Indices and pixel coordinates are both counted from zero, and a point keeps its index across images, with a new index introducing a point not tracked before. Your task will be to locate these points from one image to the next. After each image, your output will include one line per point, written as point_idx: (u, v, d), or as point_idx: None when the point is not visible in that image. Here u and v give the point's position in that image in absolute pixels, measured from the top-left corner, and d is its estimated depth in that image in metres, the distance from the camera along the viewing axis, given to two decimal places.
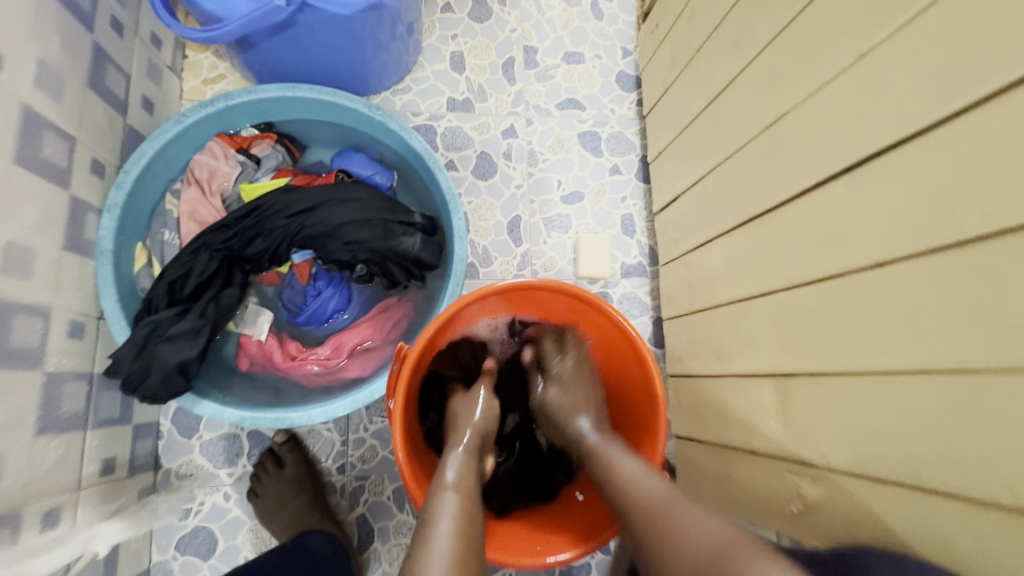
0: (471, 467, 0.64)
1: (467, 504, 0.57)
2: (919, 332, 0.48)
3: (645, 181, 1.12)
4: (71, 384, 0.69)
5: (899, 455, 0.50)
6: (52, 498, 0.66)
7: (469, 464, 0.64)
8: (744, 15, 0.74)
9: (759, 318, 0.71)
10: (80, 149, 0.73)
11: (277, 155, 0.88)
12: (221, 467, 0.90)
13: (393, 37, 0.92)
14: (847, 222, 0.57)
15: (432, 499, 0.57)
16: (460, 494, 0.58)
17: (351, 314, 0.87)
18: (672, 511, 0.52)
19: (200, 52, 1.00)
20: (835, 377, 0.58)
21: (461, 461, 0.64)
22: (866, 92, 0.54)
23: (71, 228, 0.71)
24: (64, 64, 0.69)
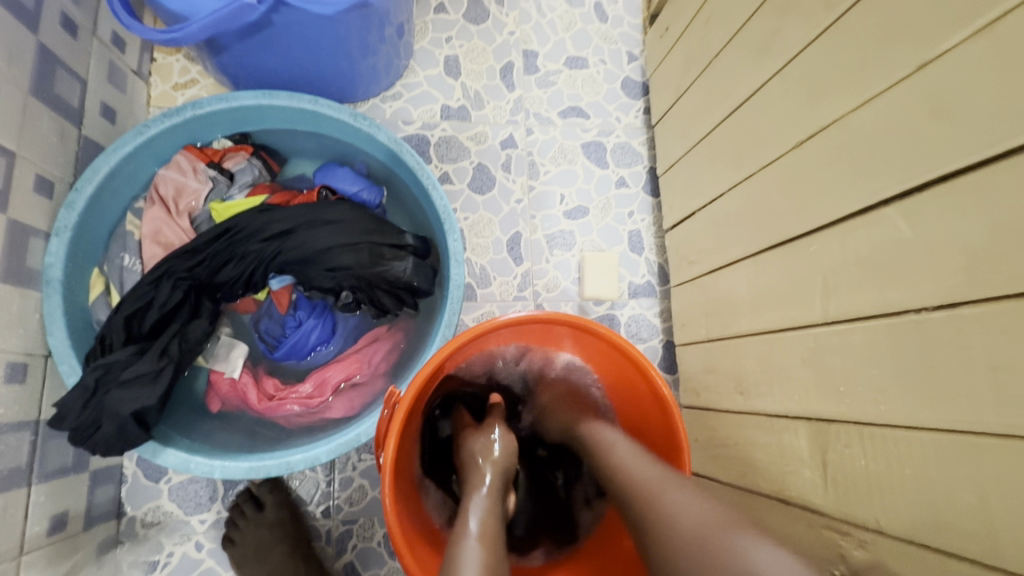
0: (493, 508, 0.56)
1: (492, 551, 0.49)
2: (1000, 390, 0.41)
3: (653, 195, 1.05)
4: (9, 436, 0.60)
5: (975, 532, 0.43)
6: None
7: (492, 505, 0.56)
8: (772, 18, 0.67)
9: (791, 354, 0.64)
10: (23, 165, 0.64)
11: (253, 169, 0.80)
12: (192, 514, 0.81)
13: (381, 39, 0.84)
14: (903, 254, 0.49)
15: (451, 547, 0.49)
16: (483, 539, 0.50)
17: (337, 347, 0.78)
18: (666, 496, 0.50)
19: (170, 54, 0.91)
20: (888, 430, 0.51)
21: (480, 503, 0.56)
22: (928, 107, 0.47)
23: (11, 255, 0.62)
24: (0, 68, 0.60)
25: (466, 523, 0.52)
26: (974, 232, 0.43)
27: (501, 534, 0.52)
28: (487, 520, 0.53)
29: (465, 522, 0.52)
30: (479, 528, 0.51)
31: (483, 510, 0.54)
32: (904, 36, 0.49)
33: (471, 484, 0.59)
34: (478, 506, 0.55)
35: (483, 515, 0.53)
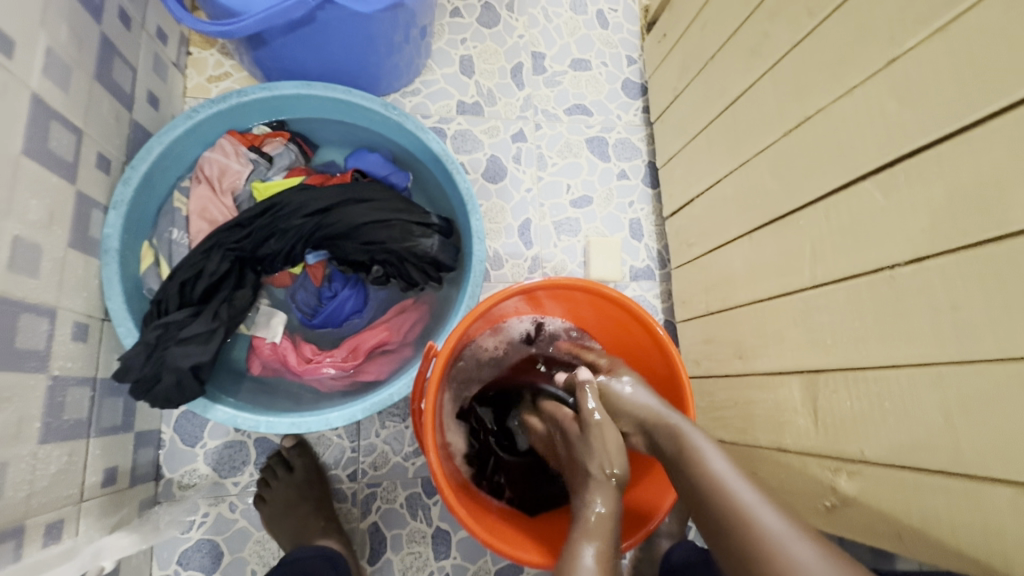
0: (612, 531, 0.56)
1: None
2: (959, 325, 0.50)
3: (652, 186, 1.13)
4: (74, 390, 0.65)
5: (943, 446, 0.52)
6: (54, 511, 0.61)
7: (611, 530, 0.55)
8: (762, 23, 0.76)
9: (783, 317, 0.72)
10: (87, 142, 0.69)
11: (290, 154, 0.86)
12: (226, 476, 0.86)
13: (406, 39, 0.91)
14: (878, 220, 0.58)
15: (572, 559, 0.53)
16: (600, 565, 0.52)
17: (368, 315, 0.85)
18: (786, 546, 0.44)
19: (205, 49, 0.98)
20: (867, 373, 0.59)
21: (600, 534, 0.55)
22: (896, 95, 0.56)
23: (77, 224, 0.67)
24: (72, 53, 0.66)
25: (586, 542, 0.54)
26: (935, 195, 0.52)
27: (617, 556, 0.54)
28: (605, 545, 0.54)
29: (580, 546, 0.54)
30: (597, 553, 0.53)
31: (603, 538, 0.55)
32: (876, 36, 0.59)
33: (586, 494, 0.59)
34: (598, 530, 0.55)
35: (604, 545, 0.54)
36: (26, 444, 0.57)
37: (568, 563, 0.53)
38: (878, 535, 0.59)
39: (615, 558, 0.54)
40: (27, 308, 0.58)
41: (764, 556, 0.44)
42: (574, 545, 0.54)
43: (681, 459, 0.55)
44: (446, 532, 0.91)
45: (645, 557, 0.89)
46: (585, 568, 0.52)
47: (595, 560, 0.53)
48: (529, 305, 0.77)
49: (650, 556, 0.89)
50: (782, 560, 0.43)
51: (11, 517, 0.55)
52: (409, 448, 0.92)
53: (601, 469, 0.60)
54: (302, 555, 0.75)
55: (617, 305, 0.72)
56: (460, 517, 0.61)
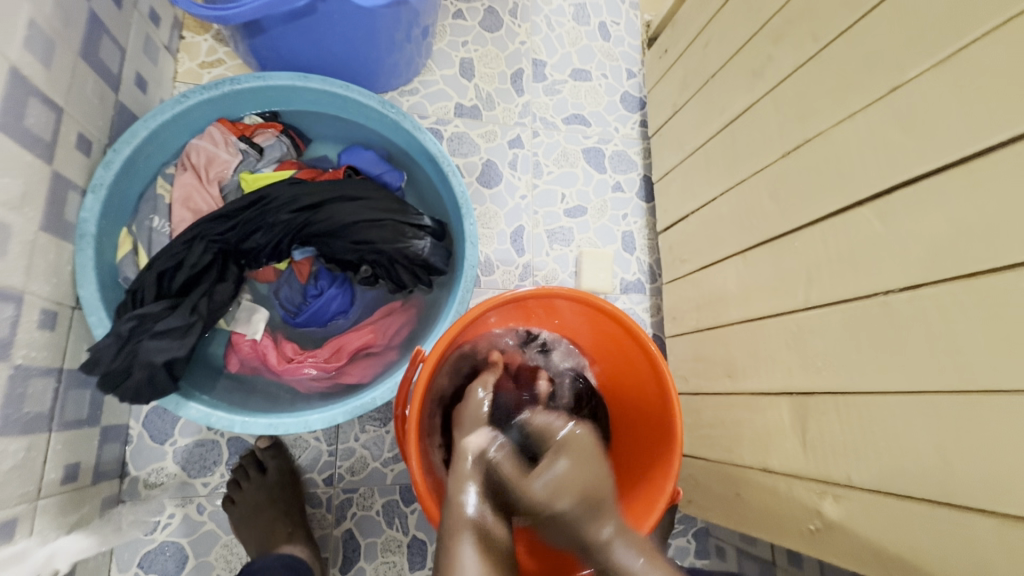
0: (486, 478, 0.66)
1: (485, 522, 0.60)
2: (953, 353, 0.50)
3: (646, 201, 1.13)
4: (37, 381, 0.62)
5: (932, 476, 0.52)
6: (8, 509, 0.58)
7: (483, 486, 0.64)
8: (767, 45, 0.77)
9: (774, 338, 0.72)
10: (68, 121, 0.66)
11: (281, 146, 0.84)
12: (195, 476, 0.83)
13: (408, 37, 0.90)
14: (875, 246, 0.59)
15: (450, 516, 0.59)
16: (479, 513, 0.60)
17: (354, 316, 0.83)
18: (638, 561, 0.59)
19: (199, 33, 0.95)
20: (857, 398, 0.59)
21: (473, 485, 0.64)
22: (899, 123, 0.57)
23: (52, 207, 0.64)
24: (57, 28, 0.63)
25: (462, 499, 0.61)
26: (935, 225, 0.52)
27: (491, 502, 0.64)
28: (481, 493, 0.63)
29: (462, 500, 0.61)
30: (471, 500, 0.61)
31: (478, 489, 0.64)
32: (879, 65, 0.59)
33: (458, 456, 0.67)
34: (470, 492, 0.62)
35: (477, 494, 0.63)
36: None
37: (448, 518, 0.59)
38: (864, 562, 0.59)
39: (490, 510, 0.63)
40: None
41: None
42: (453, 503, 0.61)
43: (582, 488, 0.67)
44: (422, 542, 0.88)
45: None
46: (467, 521, 0.59)
47: (475, 513, 0.60)
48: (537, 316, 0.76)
49: None
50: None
51: None
52: (389, 454, 0.89)
53: (461, 426, 0.72)
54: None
55: (608, 316, 0.71)
56: (432, 518, 0.61)
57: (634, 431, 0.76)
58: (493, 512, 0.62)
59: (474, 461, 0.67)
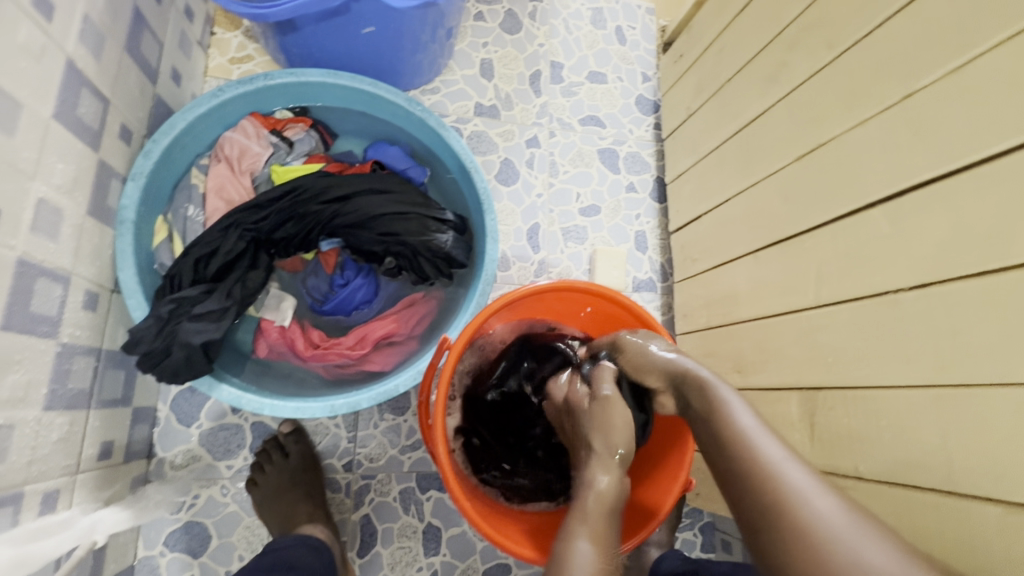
0: (615, 511, 0.55)
1: (605, 559, 0.50)
2: (957, 349, 0.53)
3: (659, 201, 1.16)
4: (80, 359, 0.65)
5: (936, 466, 0.54)
6: (52, 480, 0.60)
7: (609, 513, 0.54)
8: (782, 52, 0.80)
9: (784, 335, 0.75)
10: (113, 112, 0.69)
11: (310, 141, 0.87)
12: (219, 459, 0.85)
13: (433, 38, 0.93)
14: (884, 247, 0.61)
15: (562, 548, 0.51)
16: (597, 541, 0.51)
17: (378, 306, 0.85)
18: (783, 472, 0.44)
19: (229, 30, 0.98)
20: (865, 392, 0.62)
21: (599, 511, 0.54)
22: (910, 129, 0.59)
23: (96, 193, 0.67)
24: (106, 22, 0.66)
25: (576, 528, 0.52)
26: (941, 227, 0.55)
27: (614, 532, 0.53)
28: (604, 524, 0.53)
29: (576, 528, 0.52)
30: (589, 531, 0.52)
31: (602, 517, 0.54)
32: (892, 74, 0.62)
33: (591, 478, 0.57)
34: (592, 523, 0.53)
35: (597, 522, 0.53)
36: (31, 410, 0.56)
37: (562, 549, 0.51)
38: None
39: (609, 540, 0.52)
40: (44, 273, 0.57)
41: (763, 512, 0.43)
42: (569, 531, 0.53)
43: (709, 413, 0.52)
44: (437, 529, 0.91)
45: (633, 565, 0.90)
46: (581, 555, 0.50)
47: (591, 543, 0.51)
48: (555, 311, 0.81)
49: (639, 565, 0.89)
50: (805, 510, 0.41)
51: (11, 482, 0.54)
52: (406, 442, 0.92)
53: (600, 443, 0.59)
54: (290, 552, 0.72)
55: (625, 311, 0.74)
56: (462, 507, 0.62)
57: None
58: (613, 543, 0.52)
59: (615, 487, 0.56)
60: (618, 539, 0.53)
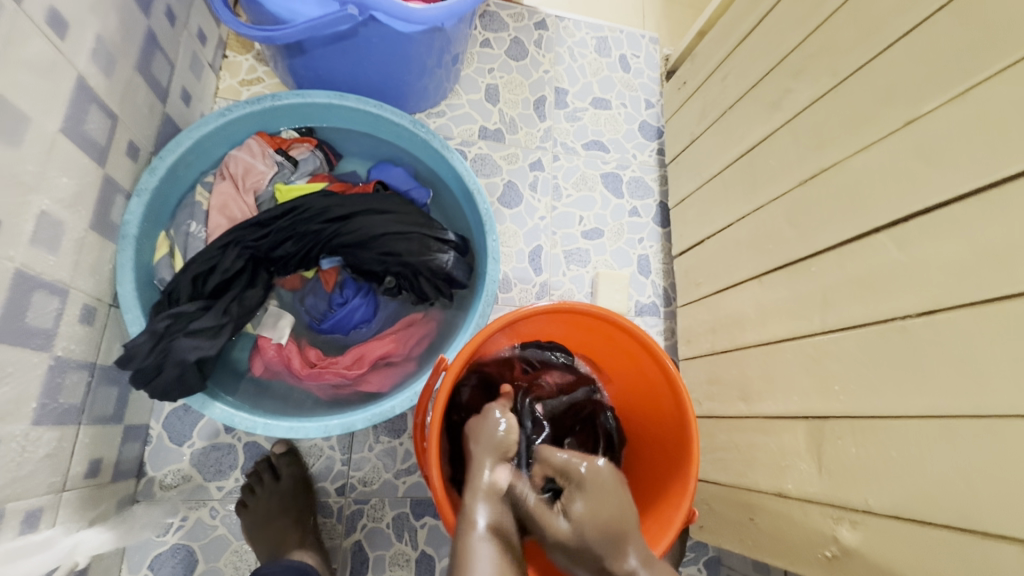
0: (503, 494, 0.60)
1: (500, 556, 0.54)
2: (972, 378, 0.51)
3: (662, 226, 1.16)
4: (73, 374, 0.64)
5: (950, 502, 0.52)
6: (35, 498, 0.59)
7: (500, 502, 0.59)
8: (785, 80, 0.80)
9: (790, 362, 0.73)
10: (120, 128, 0.70)
11: (315, 160, 0.88)
12: (211, 480, 0.83)
13: (439, 63, 0.94)
14: (891, 273, 0.60)
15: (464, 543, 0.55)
16: (495, 545, 0.55)
17: (376, 325, 0.84)
18: None
19: (241, 53, 1.00)
20: (875, 421, 0.60)
21: (486, 494, 0.59)
22: (914, 154, 0.59)
23: (99, 208, 0.67)
24: (119, 42, 0.67)
25: (474, 521, 0.56)
26: (948, 250, 0.54)
27: (505, 522, 0.58)
28: (497, 511, 0.58)
29: (475, 520, 0.56)
30: (486, 532, 0.56)
31: (496, 503, 0.59)
32: (895, 100, 0.62)
33: (475, 474, 0.61)
34: (483, 510, 0.57)
35: (490, 508, 0.58)
36: (18, 424, 0.55)
37: (461, 543, 0.55)
38: None
39: (503, 531, 0.57)
40: (42, 286, 0.57)
41: None
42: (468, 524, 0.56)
43: None
44: (430, 558, 0.88)
45: None
46: (482, 552, 0.54)
47: (489, 540, 0.55)
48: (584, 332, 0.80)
49: None
50: None
51: None
52: (401, 466, 0.90)
53: (476, 443, 0.65)
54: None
55: (626, 334, 0.72)
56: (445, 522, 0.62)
57: (648, 447, 0.77)
58: (506, 538, 0.57)
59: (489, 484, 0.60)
60: (509, 530, 0.58)
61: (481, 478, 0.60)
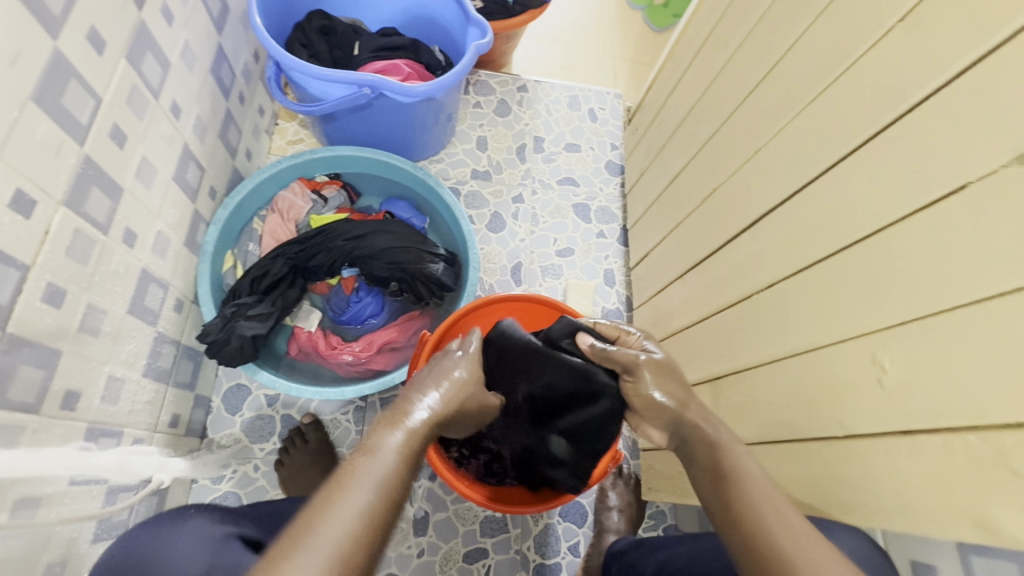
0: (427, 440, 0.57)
1: (394, 477, 0.51)
2: (791, 327, 0.71)
3: (624, 245, 1.39)
4: (167, 346, 0.90)
5: (786, 425, 0.70)
6: (139, 430, 0.84)
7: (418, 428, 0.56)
8: (691, 124, 1.05)
9: (700, 338, 0.93)
10: (206, 177, 0.99)
11: (340, 198, 1.16)
12: (254, 442, 1.07)
13: (436, 122, 1.22)
14: (751, 261, 0.81)
15: (355, 473, 0.49)
16: (397, 461, 0.52)
17: (383, 318, 1.09)
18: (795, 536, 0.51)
19: (288, 121, 1.32)
20: (747, 372, 0.79)
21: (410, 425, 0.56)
22: (758, 175, 0.81)
23: (190, 231, 0.95)
24: (209, 119, 0.98)
25: (378, 449, 0.52)
26: (778, 239, 0.75)
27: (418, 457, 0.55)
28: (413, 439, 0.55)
29: (383, 441, 0.53)
30: (394, 451, 0.52)
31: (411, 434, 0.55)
32: (746, 136, 0.85)
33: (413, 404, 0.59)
34: (399, 434, 0.54)
35: (407, 439, 0.54)
36: (134, 374, 0.81)
37: (357, 458, 0.51)
38: None
39: (412, 460, 0.54)
40: (154, 281, 0.85)
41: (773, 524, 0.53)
42: (377, 439, 0.53)
43: (720, 471, 0.60)
44: (425, 513, 1.08)
45: (594, 553, 1.04)
46: (367, 478, 0.49)
47: (387, 464, 0.51)
48: (513, 296, 0.95)
49: (599, 550, 1.04)
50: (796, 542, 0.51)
51: (117, 421, 0.78)
52: None
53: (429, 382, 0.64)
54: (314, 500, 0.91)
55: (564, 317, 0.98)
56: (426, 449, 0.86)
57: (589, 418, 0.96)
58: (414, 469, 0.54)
59: (424, 427, 0.57)
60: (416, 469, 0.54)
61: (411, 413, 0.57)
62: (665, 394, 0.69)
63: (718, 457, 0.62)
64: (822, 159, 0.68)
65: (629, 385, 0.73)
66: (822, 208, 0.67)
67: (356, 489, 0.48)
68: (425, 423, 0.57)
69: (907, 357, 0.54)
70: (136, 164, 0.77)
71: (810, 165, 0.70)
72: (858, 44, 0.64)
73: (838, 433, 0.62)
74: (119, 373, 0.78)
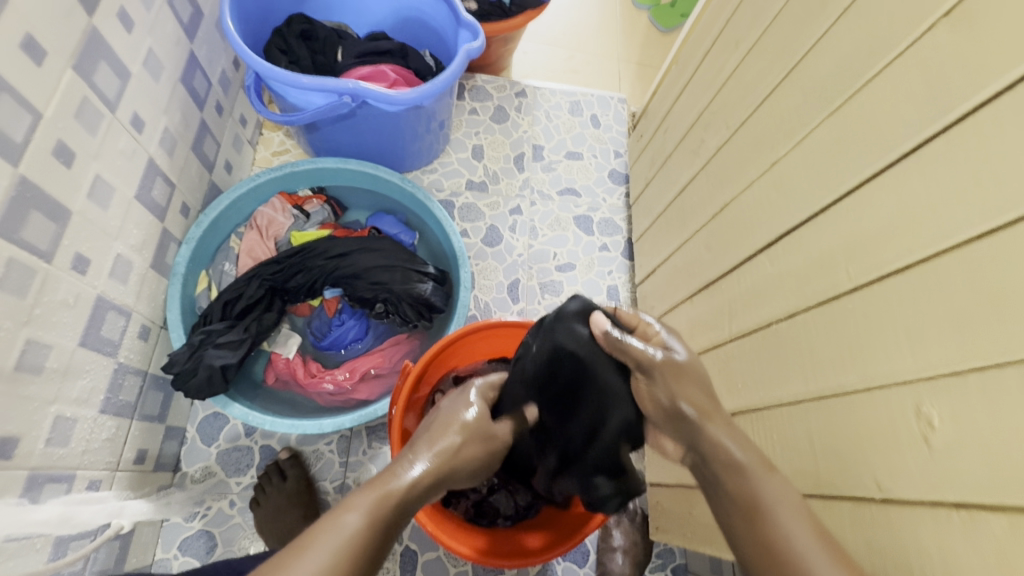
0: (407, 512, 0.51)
1: (355, 545, 0.45)
2: (818, 365, 0.62)
3: (629, 259, 1.30)
4: (130, 378, 0.83)
5: (811, 477, 0.61)
6: (97, 470, 0.77)
7: (398, 493, 0.51)
8: (700, 132, 0.96)
9: (713, 368, 0.85)
10: (177, 193, 0.93)
11: (324, 212, 1.09)
12: (231, 476, 1.00)
13: (427, 130, 1.15)
14: (769, 286, 0.73)
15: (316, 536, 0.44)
16: (362, 526, 0.46)
17: (367, 343, 1.02)
18: None
19: (273, 131, 1.26)
20: (765, 411, 0.71)
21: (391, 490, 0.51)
22: (776, 189, 0.73)
23: (158, 252, 0.89)
24: (179, 131, 0.91)
25: (344, 511, 0.47)
26: (802, 262, 0.67)
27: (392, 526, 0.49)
28: (387, 504, 0.49)
29: (352, 504, 0.48)
30: (362, 513, 0.47)
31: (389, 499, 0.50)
32: (761, 146, 0.77)
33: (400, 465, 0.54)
34: (374, 495, 0.49)
35: (381, 501, 0.49)
36: (90, 410, 0.75)
37: (326, 518, 0.46)
38: None
39: (384, 532, 0.48)
40: (113, 308, 0.78)
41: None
42: (347, 501, 0.48)
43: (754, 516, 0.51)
44: (413, 552, 1.00)
45: None
46: (325, 543, 0.44)
47: (351, 528, 0.46)
48: (502, 322, 0.87)
49: None
50: None
51: (68, 463, 0.71)
52: None
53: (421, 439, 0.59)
54: None
55: None
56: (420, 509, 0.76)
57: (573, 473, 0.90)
58: (382, 539, 0.47)
59: (408, 490, 0.52)
60: (384, 540, 0.48)
61: (390, 475, 0.52)
62: (687, 402, 0.57)
63: (741, 502, 0.52)
64: (852, 173, 0.59)
65: (641, 384, 0.60)
66: (854, 231, 0.59)
67: (308, 555, 0.43)
68: (410, 488, 0.52)
69: (959, 413, 0.45)
70: (89, 182, 0.71)
71: (837, 181, 0.62)
72: (894, 40, 0.55)
73: (874, 494, 0.53)
74: (70, 412, 0.71)
